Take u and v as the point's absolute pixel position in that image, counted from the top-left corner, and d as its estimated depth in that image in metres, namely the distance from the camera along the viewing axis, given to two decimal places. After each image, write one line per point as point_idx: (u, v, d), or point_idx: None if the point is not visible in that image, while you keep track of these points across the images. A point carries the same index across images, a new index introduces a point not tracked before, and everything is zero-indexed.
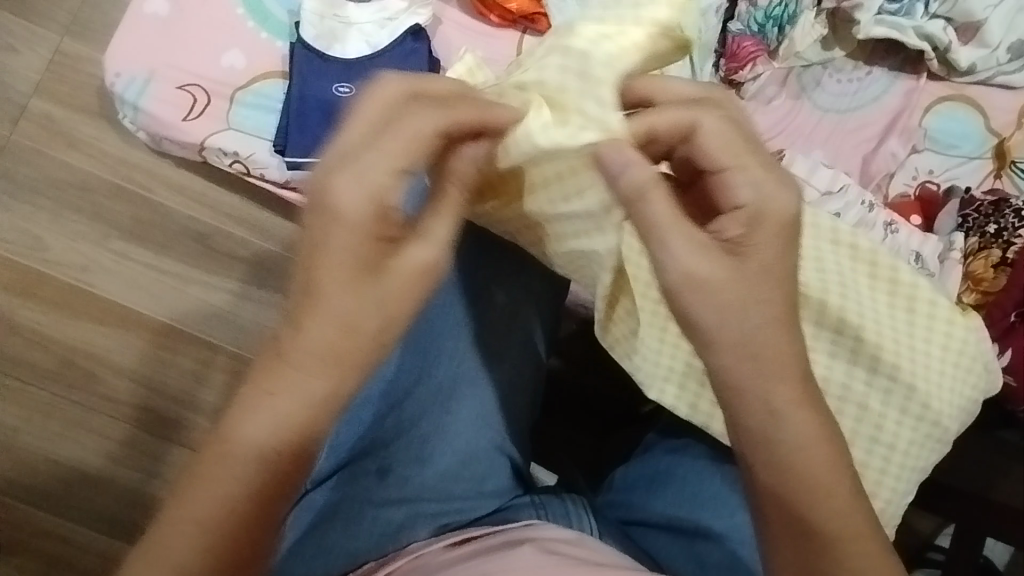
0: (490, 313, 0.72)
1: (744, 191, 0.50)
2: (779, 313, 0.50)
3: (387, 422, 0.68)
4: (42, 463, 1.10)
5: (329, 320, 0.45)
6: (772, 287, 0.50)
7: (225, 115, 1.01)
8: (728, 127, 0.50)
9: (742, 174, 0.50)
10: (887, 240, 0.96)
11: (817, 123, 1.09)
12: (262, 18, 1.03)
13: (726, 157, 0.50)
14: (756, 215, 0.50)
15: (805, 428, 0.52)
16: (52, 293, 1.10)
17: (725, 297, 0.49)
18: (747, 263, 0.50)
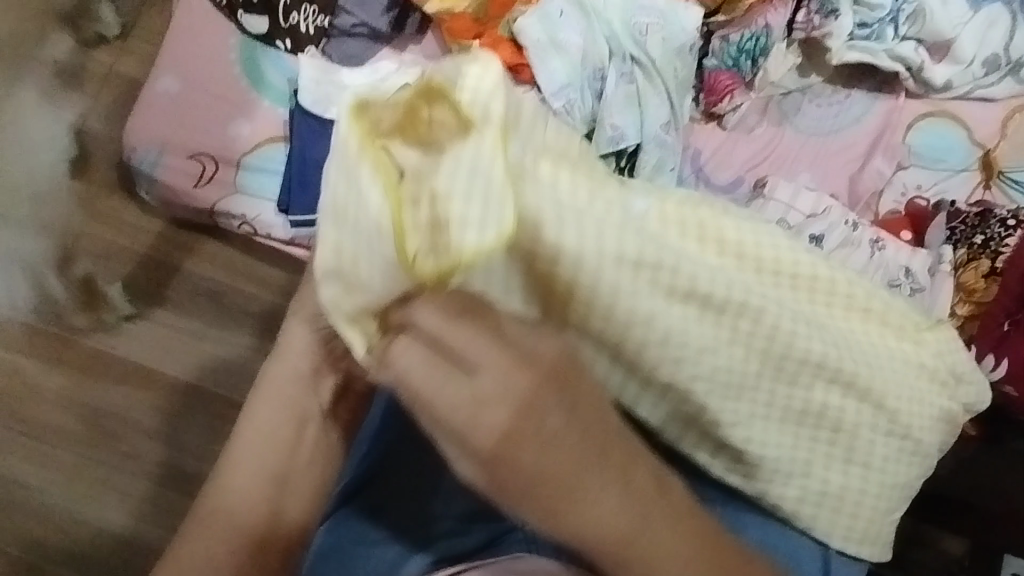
0: None
1: (465, 430, 0.42)
2: (570, 488, 0.44)
3: (370, 464, 0.71)
4: (68, 523, 1.14)
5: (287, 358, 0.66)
6: (551, 487, 0.44)
7: (233, 180, 1.08)
8: (421, 370, 0.42)
9: (446, 412, 0.42)
10: (874, 257, 0.98)
11: (800, 148, 1.11)
12: (265, 87, 1.10)
13: (425, 401, 0.42)
14: (492, 437, 0.42)
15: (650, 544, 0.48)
16: (79, 358, 1.17)
17: (511, 505, 0.45)
18: (510, 473, 0.43)
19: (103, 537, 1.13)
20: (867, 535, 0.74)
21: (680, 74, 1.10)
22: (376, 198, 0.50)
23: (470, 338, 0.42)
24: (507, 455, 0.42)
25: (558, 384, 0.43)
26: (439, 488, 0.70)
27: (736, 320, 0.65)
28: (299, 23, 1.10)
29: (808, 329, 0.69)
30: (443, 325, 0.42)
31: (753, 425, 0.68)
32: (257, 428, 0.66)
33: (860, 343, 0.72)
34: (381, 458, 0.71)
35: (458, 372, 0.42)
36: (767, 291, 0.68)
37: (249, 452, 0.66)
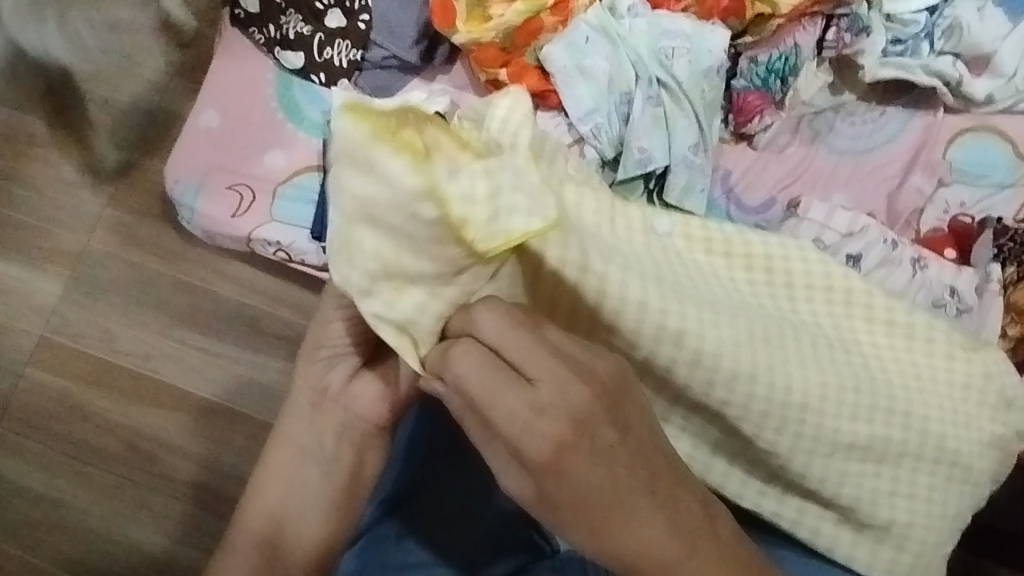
0: None
1: (517, 441, 0.41)
2: (621, 508, 0.43)
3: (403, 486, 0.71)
4: (110, 543, 1.17)
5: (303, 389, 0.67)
6: (596, 504, 0.43)
7: (268, 209, 1.12)
8: (479, 375, 0.41)
9: (503, 421, 0.41)
10: (916, 276, 0.95)
11: (834, 166, 1.09)
12: (300, 120, 1.14)
13: (481, 407, 0.42)
14: (545, 449, 0.41)
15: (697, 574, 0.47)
16: (120, 381, 1.20)
17: (553, 521, 0.44)
18: (562, 487, 0.42)
19: (143, 558, 1.16)
20: (914, 570, 0.69)
21: (708, 96, 1.09)
22: (418, 190, 0.40)
23: (530, 349, 0.41)
24: (560, 468, 0.42)
25: (614, 403, 0.43)
26: (471, 515, 0.70)
27: (771, 338, 0.63)
28: (333, 57, 1.14)
29: (840, 343, 0.68)
30: (502, 334, 0.42)
31: (797, 459, 0.65)
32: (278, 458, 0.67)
33: (899, 364, 0.69)
34: (414, 480, 0.72)
35: (517, 382, 0.41)
36: (798, 306, 0.69)
37: (262, 485, 0.67)
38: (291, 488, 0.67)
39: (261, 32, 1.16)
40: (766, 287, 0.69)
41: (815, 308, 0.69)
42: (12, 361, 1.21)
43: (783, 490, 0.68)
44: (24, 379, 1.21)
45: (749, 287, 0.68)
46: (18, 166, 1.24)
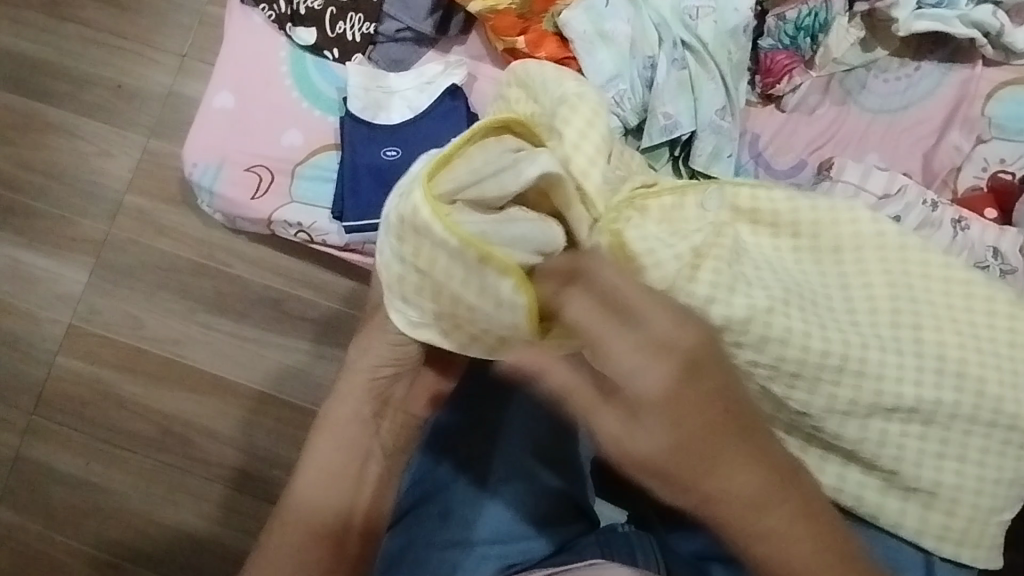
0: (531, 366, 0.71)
1: (625, 378, 0.41)
2: (736, 462, 0.43)
3: (442, 466, 0.69)
4: (151, 527, 1.19)
5: (366, 392, 0.64)
6: (700, 442, 0.42)
7: (288, 189, 1.11)
8: (587, 319, 0.41)
9: (610, 359, 0.41)
10: (957, 238, 0.91)
11: (868, 126, 1.05)
12: (315, 97, 1.12)
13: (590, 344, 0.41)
14: (658, 391, 0.41)
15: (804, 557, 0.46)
16: (150, 367, 1.21)
17: (659, 471, 0.43)
18: (667, 437, 0.42)
19: (186, 539, 1.18)
20: (966, 537, 0.67)
21: (735, 57, 1.05)
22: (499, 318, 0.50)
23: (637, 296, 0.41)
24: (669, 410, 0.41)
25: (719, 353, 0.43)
26: (503, 489, 0.66)
27: (809, 318, 0.63)
28: (345, 32, 1.12)
29: (886, 313, 0.67)
30: (643, 358, 0.41)
31: (830, 419, 0.64)
32: (329, 456, 0.64)
33: (953, 326, 0.67)
34: (453, 457, 0.69)
35: (626, 324, 0.41)
36: (841, 281, 0.68)
37: (316, 475, 0.63)
38: (350, 479, 0.64)
39: (271, 8, 1.13)
40: (812, 264, 0.68)
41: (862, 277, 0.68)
42: (43, 350, 1.23)
43: (822, 454, 0.67)
44: (58, 367, 1.22)
45: (793, 264, 0.67)
46: (36, 156, 1.24)
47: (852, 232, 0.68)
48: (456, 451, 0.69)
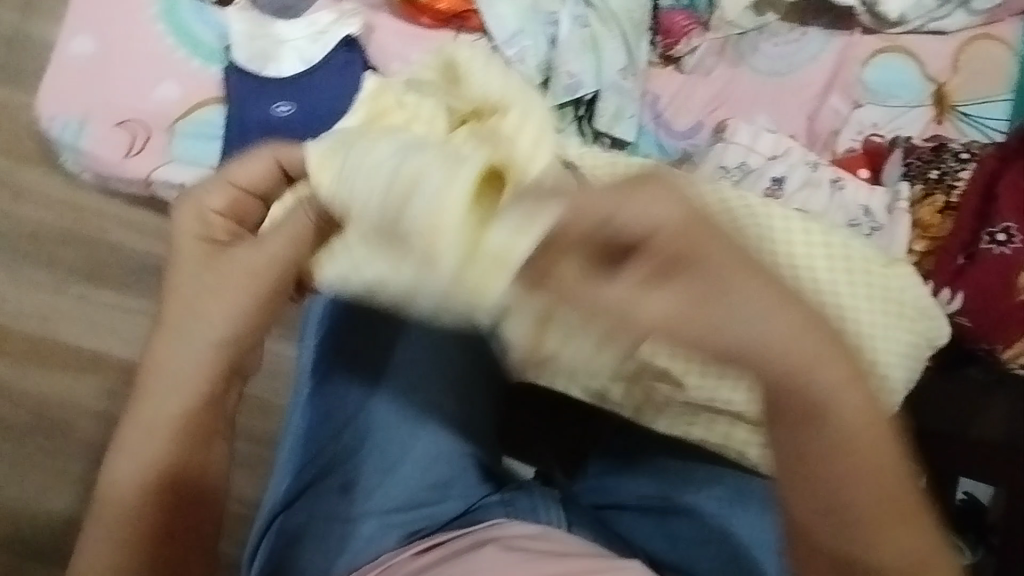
0: (430, 360, 0.64)
1: (639, 217, 0.35)
2: (777, 292, 0.38)
3: (343, 438, 0.62)
4: (29, 518, 1.09)
5: (193, 337, 0.52)
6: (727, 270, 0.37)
7: (167, 147, 1.00)
8: (579, 208, 0.36)
9: (618, 213, 0.36)
10: (834, 197, 0.96)
11: (759, 89, 1.09)
12: (193, 45, 1.02)
13: (596, 220, 0.36)
14: (675, 230, 0.36)
15: (860, 405, 0.41)
16: (18, 345, 1.10)
17: (716, 312, 0.36)
18: (707, 262, 0.36)
19: (69, 529, 1.09)
20: None
21: (636, 16, 1.05)
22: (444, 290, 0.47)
23: (580, 198, 0.37)
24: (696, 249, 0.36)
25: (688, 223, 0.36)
26: (409, 454, 0.62)
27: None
28: None
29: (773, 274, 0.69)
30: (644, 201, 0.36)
31: None
32: (150, 412, 0.52)
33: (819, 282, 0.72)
34: (354, 428, 0.62)
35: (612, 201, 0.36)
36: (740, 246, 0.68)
37: (135, 444, 0.52)
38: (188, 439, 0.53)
39: None
40: None
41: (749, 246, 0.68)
42: None
43: None
44: None
45: None
46: None
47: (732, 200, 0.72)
48: (354, 423, 0.62)
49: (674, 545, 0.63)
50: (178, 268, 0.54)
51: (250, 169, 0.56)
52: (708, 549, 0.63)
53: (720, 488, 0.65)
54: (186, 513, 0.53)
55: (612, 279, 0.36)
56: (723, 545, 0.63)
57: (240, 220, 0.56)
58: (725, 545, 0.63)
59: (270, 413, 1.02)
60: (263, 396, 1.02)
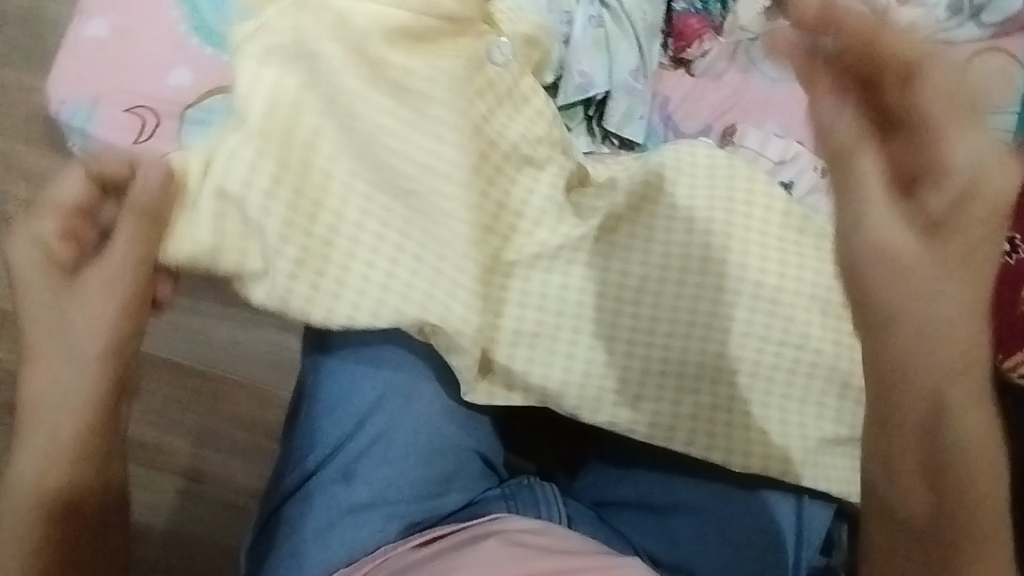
0: (428, 353, 0.64)
1: (949, 162, 0.41)
2: (976, 302, 0.42)
3: (348, 428, 0.61)
4: None
5: (61, 358, 0.53)
6: (966, 247, 0.41)
7: (174, 134, 0.98)
8: (936, 92, 0.41)
9: (953, 143, 0.41)
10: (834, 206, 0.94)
11: (768, 95, 1.04)
12: (206, 33, 1.01)
13: (928, 128, 0.41)
14: (964, 193, 0.41)
15: (979, 431, 0.43)
16: None
17: (920, 281, 0.42)
18: (945, 246, 0.42)
19: None
20: None
21: (649, 18, 1.05)
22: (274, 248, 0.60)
23: (948, 108, 0.41)
24: (953, 228, 0.42)
25: (973, 202, 0.41)
26: (410, 447, 0.61)
27: (698, 313, 0.63)
28: None
29: (792, 283, 0.64)
30: (977, 147, 0.41)
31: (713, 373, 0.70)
32: (35, 433, 0.52)
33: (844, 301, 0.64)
34: (361, 420, 0.62)
35: (922, 134, 0.42)
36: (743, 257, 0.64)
37: (28, 455, 0.51)
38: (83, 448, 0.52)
39: None
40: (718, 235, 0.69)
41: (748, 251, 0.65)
42: None
43: None
44: None
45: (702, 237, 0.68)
46: None
47: (739, 213, 0.65)
48: (353, 408, 0.62)
49: (674, 546, 0.61)
50: (28, 300, 0.54)
51: (70, 179, 0.56)
52: (710, 551, 0.60)
53: (720, 484, 0.62)
54: (99, 493, 0.53)
55: (866, 183, 0.43)
56: (727, 548, 0.60)
57: (79, 238, 0.55)
58: (728, 547, 0.60)
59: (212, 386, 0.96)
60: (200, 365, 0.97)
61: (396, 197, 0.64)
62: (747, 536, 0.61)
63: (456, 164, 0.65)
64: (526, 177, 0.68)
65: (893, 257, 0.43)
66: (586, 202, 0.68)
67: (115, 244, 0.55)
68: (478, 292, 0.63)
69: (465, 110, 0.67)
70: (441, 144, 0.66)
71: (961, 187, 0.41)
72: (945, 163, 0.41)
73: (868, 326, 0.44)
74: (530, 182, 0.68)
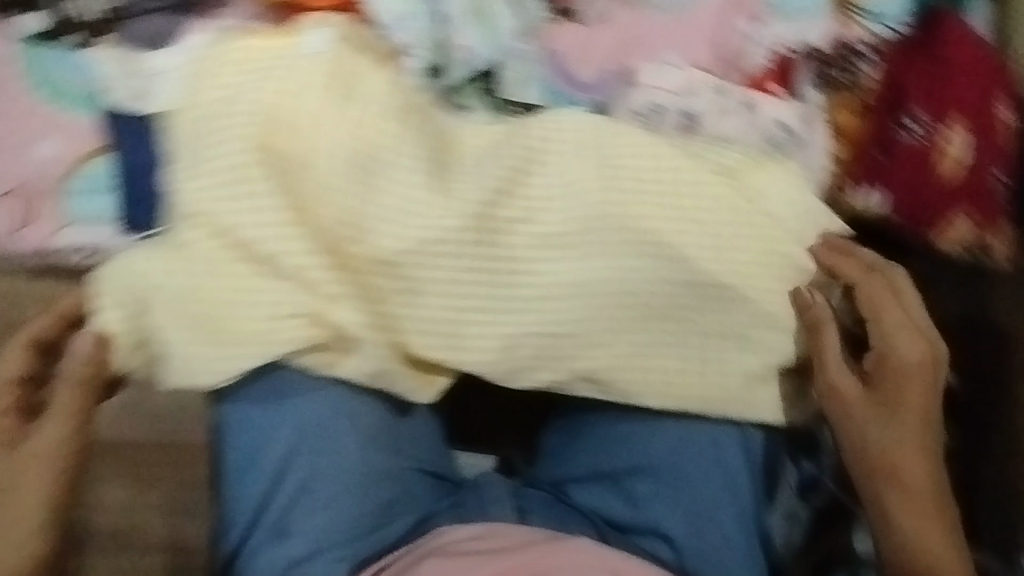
0: (332, 386, 0.56)
1: (890, 329, 0.57)
2: (915, 446, 0.57)
3: (267, 481, 0.56)
4: None
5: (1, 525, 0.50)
6: (898, 398, 0.57)
7: (59, 207, 0.67)
8: (868, 297, 0.58)
9: (887, 318, 0.57)
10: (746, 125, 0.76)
11: (660, 24, 0.78)
12: (66, 97, 0.66)
13: (875, 313, 0.57)
14: (907, 360, 0.57)
15: (927, 527, 0.55)
16: None
17: (871, 428, 0.57)
18: (882, 393, 0.57)
19: None
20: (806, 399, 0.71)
21: None
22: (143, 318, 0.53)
23: (878, 298, 0.58)
24: (886, 362, 0.57)
25: (919, 380, 0.57)
26: (339, 488, 0.57)
27: (620, 283, 0.57)
28: None
29: (714, 214, 0.58)
30: (910, 335, 0.57)
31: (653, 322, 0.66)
32: None
33: (768, 217, 0.58)
34: (277, 470, 0.56)
35: (870, 325, 0.58)
36: (649, 206, 0.57)
37: None
38: None
39: None
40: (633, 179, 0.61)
41: (643, 208, 0.57)
42: None
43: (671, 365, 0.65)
44: None
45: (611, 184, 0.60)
46: None
47: (646, 152, 0.57)
48: (263, 462, 0.56)
49: (633, 508, 0.61)
50: None
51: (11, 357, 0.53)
52: (666, 508, 0.60)
53: (670, 438, 0.61)
54: None
55: (824, 325, 0.57)
56: (682, 501, 0.60)
57: (24, 409, 0.53)
58: (684, 500, 0.60)
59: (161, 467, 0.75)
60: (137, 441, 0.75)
61: (237, 225, 0.52)
62: (700, 485, 0.60)
63: (310, 177, 0.53)
64: (391, 159, 0.54)
65: (847, 404, 0.57)
66: (469, 180, 0.56)
67: (57, 415, 0.52)
68: (364, 310, 0.54)
69: (301, 102, 0.53)
70: (284, 155, 0.53)
71: (878, 355, 0.57)
72: (895, 356, 0.57)
73: (844, 451, 0.58)
74: (400, 167, 0.55)
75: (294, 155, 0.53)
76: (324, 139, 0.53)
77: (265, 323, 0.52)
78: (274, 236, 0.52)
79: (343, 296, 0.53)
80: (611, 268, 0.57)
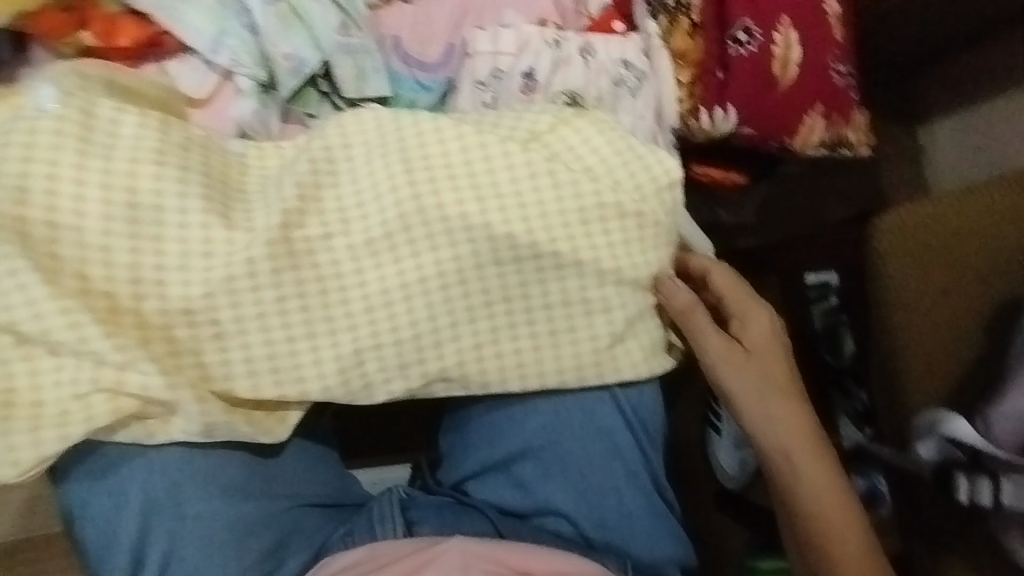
0: (172, 453, 0.53)
1: (741, 300, 0.62)
2: (789, 396, 0.62)
3: (132, 566, 0.54)
4: None
5: None
6: (771, 362, 0.61)
7: None
8: (723, 279, 0.62)
9: (737, 290, 0.62)
10: (589, 71, 0.68)
11: None
12: None
13: (729, 289, 0.62)
14: (762, 325, 0.62)
15: (817, 463, 0.61)
16: None
17: (752, 391, 0.61)
18: (754, 356, 0.61)
19: None
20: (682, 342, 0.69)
21: None
22: None
23: (729, 276, 0.62)
24: (748, 330, 0.62)
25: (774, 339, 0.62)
26: (211, 550, 0.55)
27: (449, 275, 0.54)
28: None
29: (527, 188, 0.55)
30: (754, 302, 0.62)
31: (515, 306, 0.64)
32: None
33: (585, 172, 0.56)
34: (140, 552, 0.54)
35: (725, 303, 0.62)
36: (458, 193, 0.54)
37: None
38: None
39: None
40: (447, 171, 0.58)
41: (453, 195, 0.54)
42: None
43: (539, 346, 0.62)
44: None
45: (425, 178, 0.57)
46: None
47: (444, 138, 0.54)
48: (120, 544, 0.53)
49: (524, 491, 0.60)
50: None
51: None
52: (554, 481, 0.59)
53: (542, 416, 0.59)
54: None
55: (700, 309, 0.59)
56: (569, 470, 0.59)
57: None
58: (571, 468, 0.59)
59: (42, 559, 0.80)
60: (24, 537, 0.79)
61: (3, 310, 0.47)
62: (584, 451, 0.60)
63: (80, 244, 0.49)
64: (169, 204, 0.51)
65: (731, 371, 0.61)
66: (253, 205, 0.54)
67: None
68: (170, 371, 0.50)
69: (50, 164, 0.49)
70: (44, 226, 0.49)
71: (741, 323, 0.62)
72: (751, 323, 0.62)
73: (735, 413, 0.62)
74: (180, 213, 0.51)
75: (55, 221, 0.49)
76: (85, 199, 0.49)
77: (67, 403, 0.48)
78: (49, 310, 0.47)
79: (137, 359, 0.49)
80: (428, 265, 0.54)
